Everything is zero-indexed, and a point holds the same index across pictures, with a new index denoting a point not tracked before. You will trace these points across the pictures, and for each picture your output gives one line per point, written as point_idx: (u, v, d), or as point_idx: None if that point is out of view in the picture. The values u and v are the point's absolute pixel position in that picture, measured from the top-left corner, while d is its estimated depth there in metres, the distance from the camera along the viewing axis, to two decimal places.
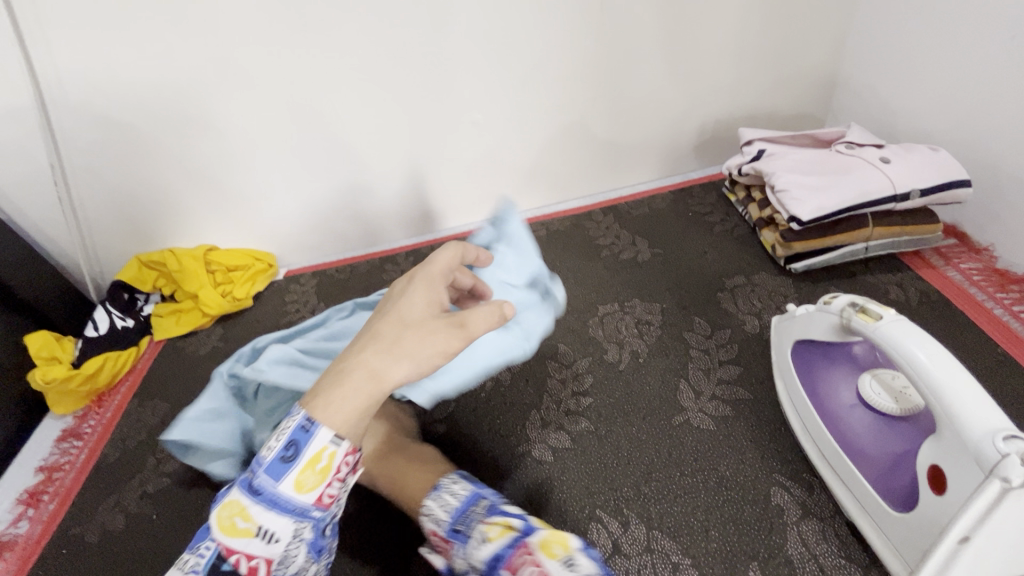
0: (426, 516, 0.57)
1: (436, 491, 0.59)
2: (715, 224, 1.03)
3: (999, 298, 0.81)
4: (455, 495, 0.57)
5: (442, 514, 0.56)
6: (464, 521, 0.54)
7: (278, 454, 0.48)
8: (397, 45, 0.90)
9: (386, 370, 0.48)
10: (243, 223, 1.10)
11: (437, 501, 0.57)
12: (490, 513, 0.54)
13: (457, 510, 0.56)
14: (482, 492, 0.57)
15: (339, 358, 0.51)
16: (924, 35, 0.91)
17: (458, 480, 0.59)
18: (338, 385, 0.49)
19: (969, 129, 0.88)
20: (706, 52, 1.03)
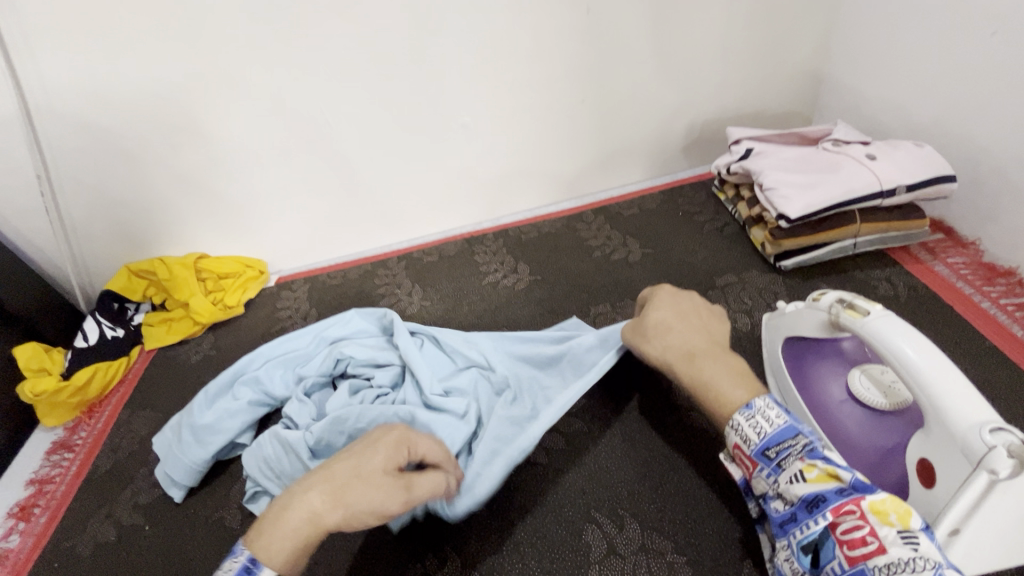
0: (733, 425, 0.56)
1: (751, 407, 0.56)
2: (705, 223, 1.04)
3: (986, 291, 0.82)
4: (771, 420, 0.54)
5: (751, 431, 0.55)
6: (780, 450, 0.53)
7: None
8: (385, 49, 0.90)
9: (324, 518, 0.53)
10: (234, 229, 1.09)
11: (748, 415, 0.55)
12: (809, 453, 0.52)
13: (774, 434, 0.54)
14: (798, 426, 0.54)
15: (286, 495, 0.55)
16: (907, 32, 0.92)
17: (767, 401, 0.56)
18: (279, 523, 0.53)
19: (953, 124, 0.89)
20: (693, 53, 1.03)
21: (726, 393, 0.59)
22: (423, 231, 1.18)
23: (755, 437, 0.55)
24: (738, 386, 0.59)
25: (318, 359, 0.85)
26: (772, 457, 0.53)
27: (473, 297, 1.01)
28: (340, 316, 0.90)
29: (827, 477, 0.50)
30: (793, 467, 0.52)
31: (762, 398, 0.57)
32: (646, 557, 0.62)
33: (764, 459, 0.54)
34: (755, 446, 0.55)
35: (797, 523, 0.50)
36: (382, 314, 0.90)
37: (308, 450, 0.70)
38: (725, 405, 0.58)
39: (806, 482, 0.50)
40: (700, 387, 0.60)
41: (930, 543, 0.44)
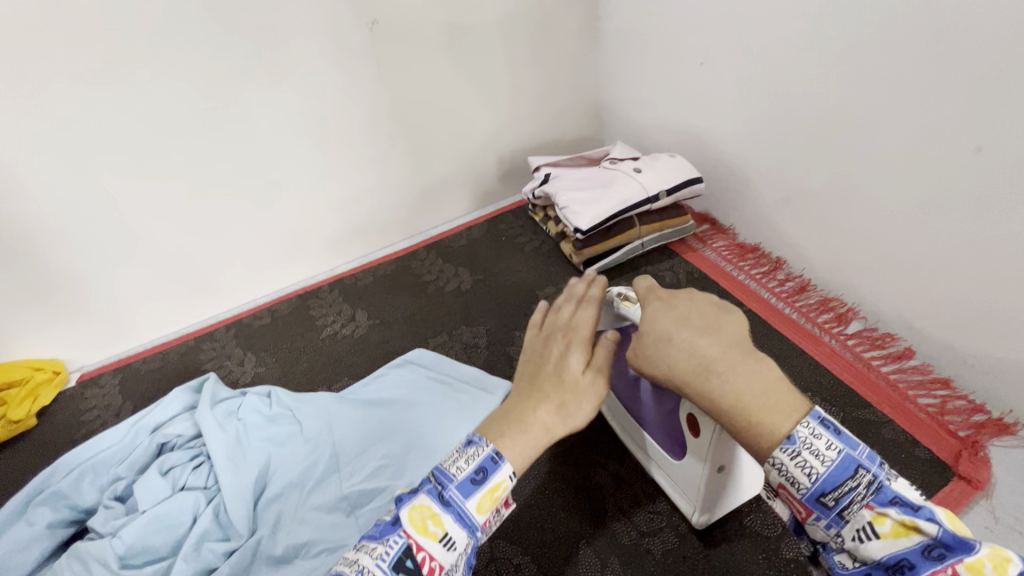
0: (773, 465, 0.42)
1: (792, 439, 0.41)
2: (525, 244, 1.13)
3: (742, 266, 1.01)
4: (821, 457, 0.40)
5: (798, 473, 0.41)
6: (838, 495, 0.40)
7: (470, 474, 0.46)
8: (167, 117, 0.87)
9: (563, 422, 0.52)
10: (7, 333, 0.93)
11: (790, 451, 0.41)
12: (877, 496, 0.39)
13: (829, 476, 0.40)
14: (855, 455, 0.40)
15: (513, 412, 0.52)
16: (648, 66, 1.12)
17: (810, 422, 0.41)
18: (521, 433, 0.50)
19: (695, 135, 1.09)
20: (485, 94, 1.14)
21: (764, 415, 0.43)
22: (253, 294, 1.12)
23: (803, 479, 0.41)
24: (775, 394, 0.44)
25: (135, 452, 0.76)
26: (829, 505, 0.41)
27: (311, 354, 0.98)
28: (162, 398, 0.82)
29: (903, 530, 0.38)
30: (857, 515, 0.40)
31: (800, 422, 0.42)
32: (496, 566, 0.66)
33: (818, 504, 0.41)
34: (806, 490, 0.41)
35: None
36: (206, 379, 0.85)
37: (117, 559, 0.63)
38: (759, 434, 0.43)
39: (880, 542, 0.39)
40: (720, 405, 0.45)
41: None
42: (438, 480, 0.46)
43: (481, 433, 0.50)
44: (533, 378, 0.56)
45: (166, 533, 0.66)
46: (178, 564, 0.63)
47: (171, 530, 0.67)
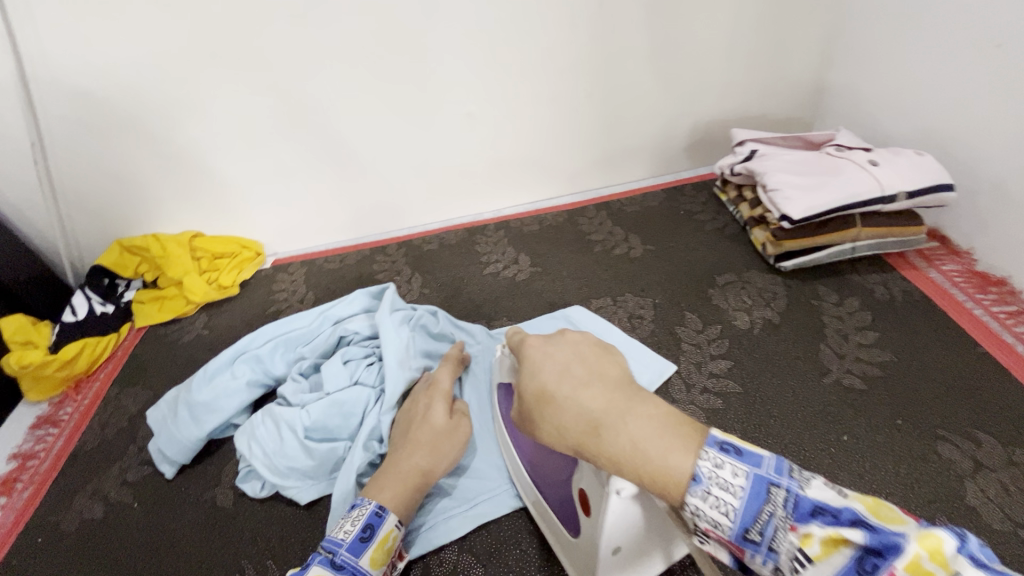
0: (690, 512, 0.36)
1: (699, 479, 0.36)
2: (706, 223, 1.05)
3: (978, 298, 0.84)
4: (729, 488, 0.35)
5: (716, 513, 0.35)
6: (759, 524, 0.34)
7: (358, 534, 0.54)
8: (394, 32, 0.90)
9: (436, 469, 0.63)
10: (230, 207, 1.07)
11: (699, 492, 0.36)
12: (797, 514, 0.33)
13: (743, 509, 0.35)
14: (762, 473, 0.35)
15: (381, 471, 0.62)
16: (909, 45, 0.95)
17: (710, 455, 0.36)
18: (393, 486, 0.60)
19: (952, 134, 0.91)
20: (699, 54, 1.05)
21: (664, 458, 0.37)
22: (425, 219, 1.17)
23: (723, 521, 0.35)
24: (670, 441, 0.38)
25: (320, 338, 0.84)
26: (756, 540, 0.35)
27: (472, 287, 1.01)
28: (346, 296, 0.89)
29: (828, 544, 0.32)
30: (783, 546, 0.33)
31: (699, 456, 0.36)
32: None
33: (748, 545, 0.35)
34: (730, 531, 0.35)
35: None
36: (384, 287, 0.90)
37: (304, 429, 0.71)
38: (667, 484, 0.37)
39: (813, 568, 0.32)
40: (624, 465, 0.39)
41: (981, 575, 0.28)
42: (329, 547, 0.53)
43: (361, 497, 0.59)
44: (404, 439, 0.65)
45: (343, 418, 0.72)
46: (357, 451, 0.69)
47: (346, 417, 0.73)
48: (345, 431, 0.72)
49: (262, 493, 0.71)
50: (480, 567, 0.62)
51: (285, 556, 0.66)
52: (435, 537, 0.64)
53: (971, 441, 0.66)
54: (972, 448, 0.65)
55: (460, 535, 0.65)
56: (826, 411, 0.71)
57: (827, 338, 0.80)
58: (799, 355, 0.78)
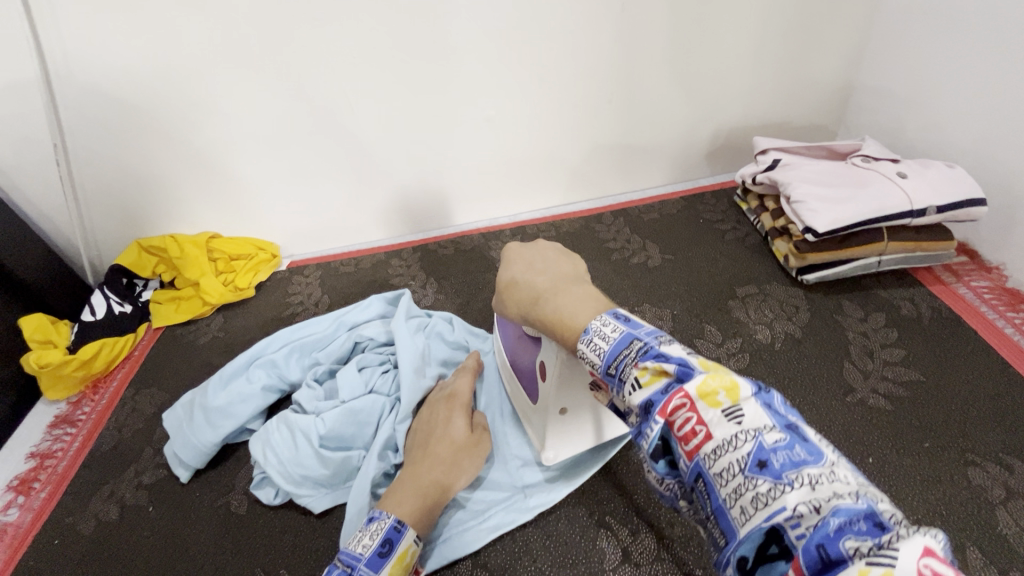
0: (578, 356, 0.44)
1: (588, 331, 0.44)
2: (726, 232, 1.03)
3: (1009, 317, 0.81)
4: (606, 337, 0.43)
5: (592, 353, 0.43)
6: (617, 364, 0.41)
7: (376, 549, 0.54)
8: (414, 36, 0.90)
9: (453, 484, 0.63)
10: (247, 209, 1.07)
11: (586, 340, 0.44)
12: (642, 355, 0.39)
13: (610, 351, 0.42)
14: (633, 332, 0.42)
15: (397, 483, 0.62)
16: (942, 52, 0.92)
17: (604, 318, 0.44)
18: (410, 500, 0.60)
19: (984, 146, 0.88)
20: (721, 60, 1.03)
21: (569, 319, 0.48)
22: (440, 223, 1.17)
23: (596, 361, 0.43)
24: (588, 306, 0.49)
25: (336, 344, 0.83)
26: (612, 374, 0.41)
27: (488, 294, 1.00)
28: (361, 301, 0.89)
29: (657, 376, 0.38)
30: (627, 377, 0.39)
31: (597, 318, 0.45)
32: (662, 566, 0.61)
33: (608, 377, 0.41)
34: (599, 368, 0.42)
35: (641, 435, 0.38)
36: (399, 293, 0.90)
37: (318, 437, 0.70)
38: (569, 333, 0.47)
39: (639, 390, 0.38)
40: (551, 321, 0.50)
41: (759, 409, 0.35)
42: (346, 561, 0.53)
43: (379, 510, 0.59)
44: (422, 451, 0.65)
45: (357, 427, 0.72)
46: (371, 461, 0.68)
47: (361, 426, 0.72)
48: (359, 441, 0.72)
49: (276, 501, 0.71)
50: None
51: (298, 566, 0.66)
52: (450, 552, 0.63)
53: (1001, 466, 0.64)
54: (1002, 474, 0.63)
55: (474, 550, 0.64)
56: (850, 431, 0.69)
57: (851, 354, 0.78)
58: (822, 372, 0.76)
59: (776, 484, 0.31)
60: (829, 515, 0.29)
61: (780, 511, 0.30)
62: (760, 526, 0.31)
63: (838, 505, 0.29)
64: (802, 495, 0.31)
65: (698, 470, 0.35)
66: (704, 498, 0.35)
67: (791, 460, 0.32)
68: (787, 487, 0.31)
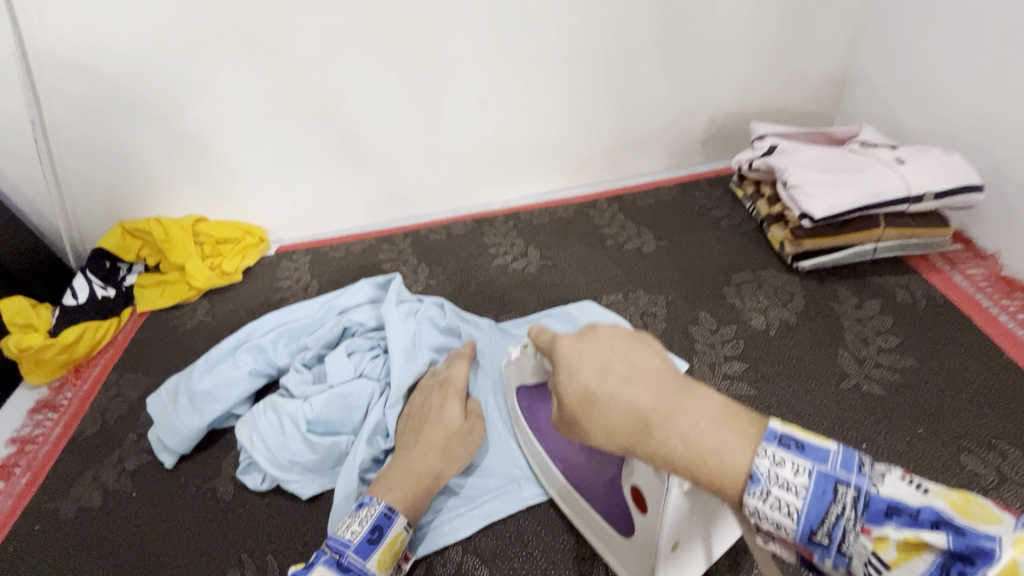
0: (749, 515, 0.33)
1: (756, 479, 0.32)
2: (721, 219, 1.02)
3: (1004, 304, 0.81)
4: (792, 487, 0.32)
5: (778, 514, 0.32)
6: (828, 526, 0.31)
7: (365, 536, 0.54)
8: (405, 14, 0.87)
9: (447, 470, 0.62)
10: (235, 192, 1.05)
11: (758, 493, 0.32)
12: (869, 515, 0.31)
13: (808, 509, 0.32)
14: (827, 470, 0.32)
15: (390, 468, 0.61)
16: (941, 37, 0.91)
17: (767, 450, 0.33)
18: (403, 486, 0.59)
19: (981, 133, 0.87)
20: (719, 44, 1.01)
21: (708, 457, 0.33)
22: (432, 209, 1.15)
23: (785, 524, 0.32)
24: (733, 433, 0.34)
25: (325, 328, 0.82)
26: (825, 542, 0.32)
27: (481, 279, 0.99)
28: (351, 285, 0.87)
29: (908, 548, 0.29)
30: (853, 547, 0.31)
31: (756, 453, 0.33)
32: None
33: (814, 545, 0.32)
34: (794, 530, 0.32)
35: None
36: (390, 277, 0.88)
37: (306, 422, 0.69)
38: (719, 479, 0.33)
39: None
40: (681, 462, 0.34)
41: None
42: (334, 548, 0.53)
43: (370, 495, 0.58)
44: (416, 437, 0.63)
45: (346, 411, 0.70)
46: (360, 447, 0.67)
47: (350, 411, 0.71)
48: (348, 425, 0.70)
49: (262, 486, 0.70)
50: (485, 569, 0.61)
51: (285, 552, 0.65)
52: (440, 537, 0.63)
53: (995, 453, 0.64)
54: (996, 460, 0.63)
55: (465, 536, 0.63)
56: (844, 418, 0.69)
57: (846, 341, 0.77)
58: (817, 359, 0.76)
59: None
60: None
61: None
62: None
63: None
64: None
65: None
66: None
67: None
68: None
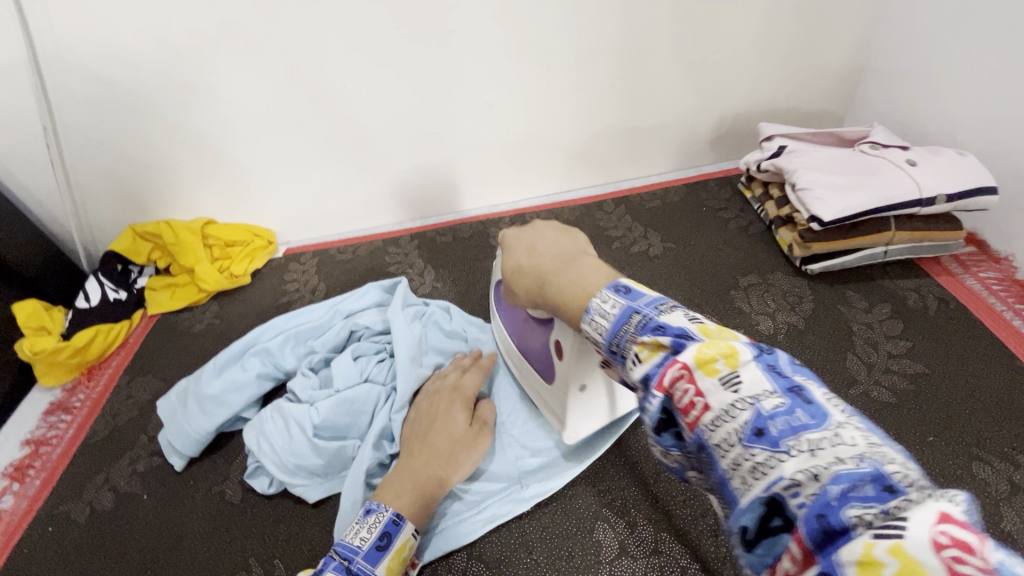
0: (584, 335, 0.44)
1: (590, 311, 0.43)
2: (729, 221, 1.01)
3: (1019, 309, 0.79)
4: (607, 313, 0.42)
5: (595, 334, 0.43)
6: (619, 340, 0.40)
7: (374, 543, 0.54)
8: (411, 18, 0.87)
9: (453, 477, 0.62)
10: (243, 195, 1.05)
11: (588, 321, 0.43)
12: (642, 329, 0.38)
13: (611, 328, 0.41)
14: (633, 304, 0.40)
15: (396, 476, 0.62)
16: (956, 35, 0.89)
17: (604, 294, 0.43)
18: (409, 493, 0.60)
19: (997, 133, 0.86)
20: (728, 43, 1.00)
21: (577, 298, 0.46)
22: (439, 211, 1.15)
23: (600, 341, 0.42)
24: (597, 274, 0.47)
25: (331, 332, 0.82)
26: (615, 352, 0.40)
27: (487, 282, 0.99)
28: (357, 289, 0.87)
29: (654, 349, 0.37)
30: (629, 352, 0.39)
31: (596, 296, 0.44)
32: (659, 559, 0.61)
33: (613, 356, 0.41)
34: (604, 346, 0.42)
35: (643, 411, 0.37)
36: (395, 281, 0.89)
37: (312, 427, 0.70)
38: (574, 309, 0.46)
39: (639, 365, 0.37)
40: (561, 302, 0.49)
41: (759, 373, 0.32)
42: (344, 553, 0.53)
43: (378, 503, 0.58)
44: (421, 443, 0.64)
45: (352, 416, 0.71)
46: (365, 452, 0.67)
47: (355, 415, 0.71)
48: (354, 430, 0.71)
49: (270, 490, 0.71)
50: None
51: (292, 556, 0.66)
52: (445, 544, 0.63)
53: (1008, 462, 0.63)
54: (1008, 469, 0.62)
55: (470, 542, 0.63)
56: None
57: (855, 346, 0.77)
58: (824, 364, 0.75)
59: (778, 453, 0.29)
60: (827, 483, 0.26)
61: (777, 479, 0.28)
62: (760, 495, 0.29)
63: (837, 471, 0.27)
64: (801, 462, 0.28)
65: (700, 442, 0.33)
66: (708, 468, 0.33)
67: (789, 425, 0.30)
68: (785, 455, 0.29)
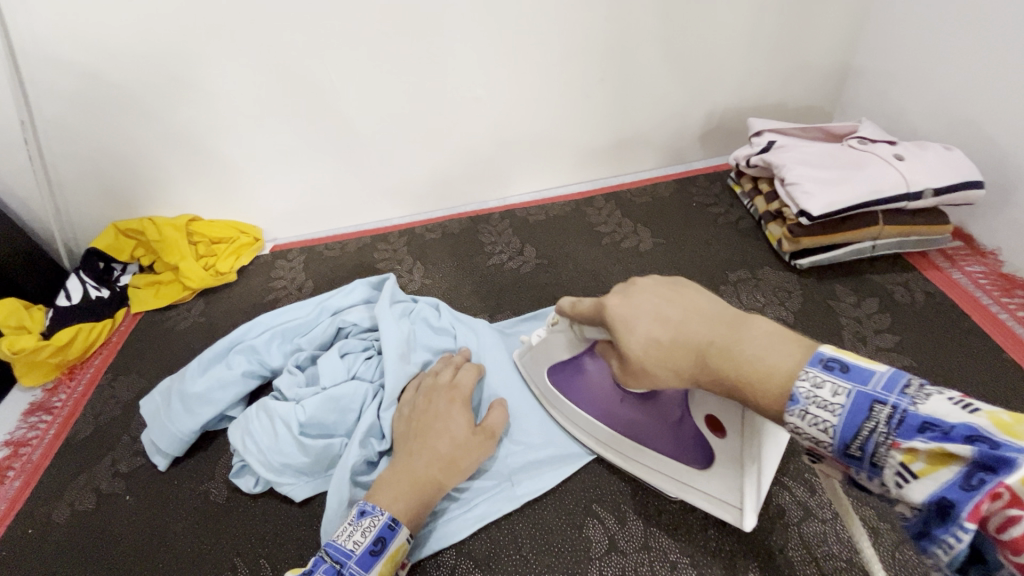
0: (791, 428, 0.42)
1: (797, 399, 0.41)
2: (719, 216, 1.01)
3: (1004, 302, 0.80)
4: (828, 405, 0.40)
5: (814, 429, 0.40)
6: (861, 439, 0.38)
7: (368, 547, 0.54)
8: (398, 11, 0.86)
9: (452, 481, 0.61)
10: (229, 191, 1.04)
11: (797, 411, 0.41)
12: (900, 429, 0.36)
13: (843, 423, 0.39)
14: (865, 390, 0.39)
15: (391, 479, 0.60)
16: (942, 30, 0.89)
17: (810, 372, 0.41)
18: (406, 498, 0.58)
19: (982, 128, 0.86)
20: (717, 39, 1.00)
21: (760, 377, 0.44)
22: (428, 207, 1.14)
23: (825, 437, 0.40)
24: (782, 347, 0.44)
25: (318, 329, 0.81)
26: (856, 453, 0.39)
27: (477, 278, 0.98)
28: (345, 285, 0.86)
29: (937, 460, 0.34)
30: (886, 457, 0.37)
31: (800, 374, 0.42)
32: (648, 554, 0.60)
33: (850, 458, 0.39)
34: (831, 446, 0.40)
35: (938, 542, 0.34)
36: (384, 277, 0.88)
37: (299, 425, 0.68)
38: (768, 395, 0.43)
39: (918, 483, 0.35)
40: (731, 377, 0.46)
41: None
42: (337, 559, 0.52)
43: (373, 504, 0.57)
44: (420, 446, 0.62)
45: (339, 413, 0.70)
46: (353, 450, 0.66)
47: (343, 413, 0.70)
48: (341, 427, 0.70)
49: (255, 489, 0.69)
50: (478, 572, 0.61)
51: (278, 557, 0.64)
52: (434, 541, 0.62)
53: None
54: None
55: (458, 539, 0.63)
56: None
57: (844, 340, 0.77)
58: None
59: None
60: None
61: None
62: None
63: None
64: None
65: None
66: None
67: None
68: None
